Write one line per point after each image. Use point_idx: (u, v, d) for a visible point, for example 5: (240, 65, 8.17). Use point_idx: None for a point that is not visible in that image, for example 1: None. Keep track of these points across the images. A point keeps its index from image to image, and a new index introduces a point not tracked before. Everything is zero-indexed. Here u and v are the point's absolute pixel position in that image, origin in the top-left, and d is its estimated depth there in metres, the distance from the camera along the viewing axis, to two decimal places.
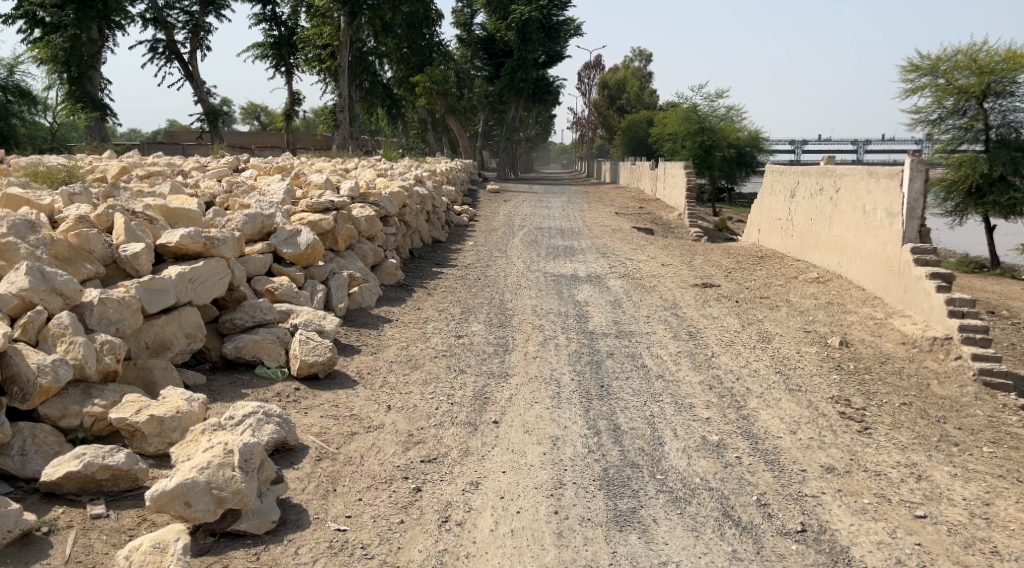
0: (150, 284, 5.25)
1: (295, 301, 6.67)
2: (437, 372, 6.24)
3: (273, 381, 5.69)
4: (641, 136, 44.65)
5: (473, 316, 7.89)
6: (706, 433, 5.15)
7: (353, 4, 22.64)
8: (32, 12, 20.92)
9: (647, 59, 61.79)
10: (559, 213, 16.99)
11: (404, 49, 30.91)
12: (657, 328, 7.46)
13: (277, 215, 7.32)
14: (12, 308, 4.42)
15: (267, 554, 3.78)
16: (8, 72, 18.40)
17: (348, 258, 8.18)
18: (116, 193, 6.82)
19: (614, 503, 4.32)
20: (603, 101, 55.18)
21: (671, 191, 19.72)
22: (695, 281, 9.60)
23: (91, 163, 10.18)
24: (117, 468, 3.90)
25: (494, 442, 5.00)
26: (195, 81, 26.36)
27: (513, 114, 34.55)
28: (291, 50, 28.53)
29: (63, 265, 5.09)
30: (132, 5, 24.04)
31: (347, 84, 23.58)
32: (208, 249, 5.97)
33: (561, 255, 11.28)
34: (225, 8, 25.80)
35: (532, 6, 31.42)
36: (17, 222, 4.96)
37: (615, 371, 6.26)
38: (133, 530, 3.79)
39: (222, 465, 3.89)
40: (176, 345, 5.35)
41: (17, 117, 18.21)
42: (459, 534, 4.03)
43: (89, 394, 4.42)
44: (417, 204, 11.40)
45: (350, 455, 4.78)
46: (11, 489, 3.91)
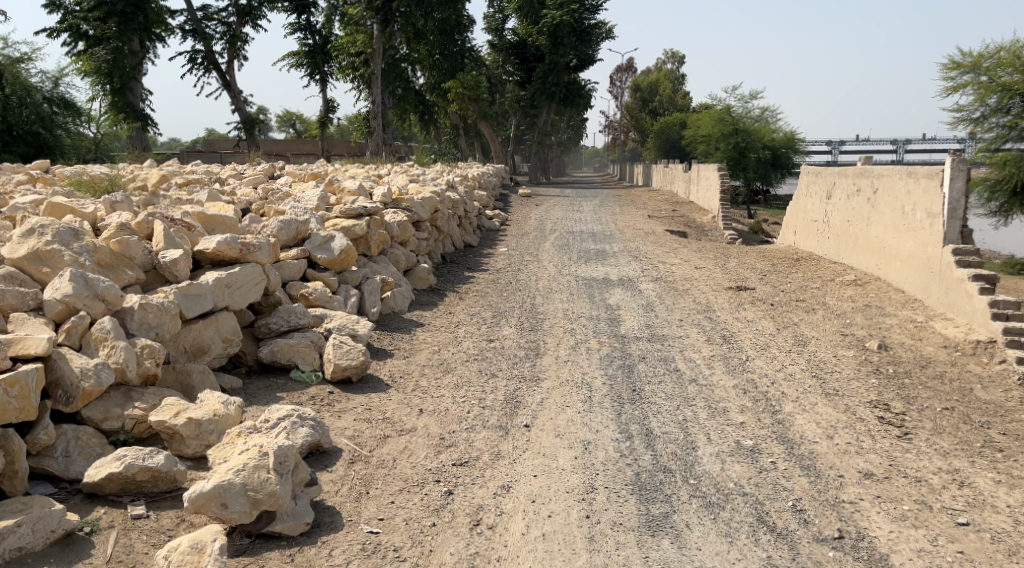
0: (188, 289, 5.36)
1: (329, 305, 6.74)
2: (469, 375, 6.26)
3: (308, 384, 5.77)
4: (674, 139, 44.46)
5: (505, 320, 7.91)
6: (740, 438, 5.10)
7: (386, 12, 23.19)
8: (76, 25, 21.59)
9: (680, 61, 61.35)
10: (590, 216, 16.94)
11: (436, 55, 31.27)
12: (690, 332, 7.42)
13: (311, 221, 7.42)
14: (57, 313, 4.56)
15: (301, 556, 3.83)
16: (53, 85, 18.90)
17: (381, 263, 8.25)
18: (156, 201, 6.98)
19: (647, 508, 4.29)
20: (636, 104, 54.91)
21: (705, 194, 19.56)
22: (728, 284, 9.51)
23: (132, 171, 10.43)
24: (157, 469, 3.99)
25: (525, 446, 5.01)
26: (232, 90, 26.81)
27: (545, 119, 34.64)
28: (325, 58, 28.88)
29: (105, 272, 5.24)
30: (172, 16, 24.55)
31: (380, 91, 23.80)
32: (244, 255, 6.08)
33: (593, 259, 11.26)
34: (262, 18, 26.20)
35: (564, 10, 31.43)
36: (62, 230, 5.09)
37: (648, 375, 6.22)
38: (172, 531, 3.87)
39: (258, 467, 3.95)
40: (214, 349, 5.46)
41: (62, 128, 18.77)
42: (491, 537, 4.04)
43: (131, 397, 4.52)
44: (448, 209, 11.48)
45: (384, 457, 4.82)
46: (55, 490, 4.01)
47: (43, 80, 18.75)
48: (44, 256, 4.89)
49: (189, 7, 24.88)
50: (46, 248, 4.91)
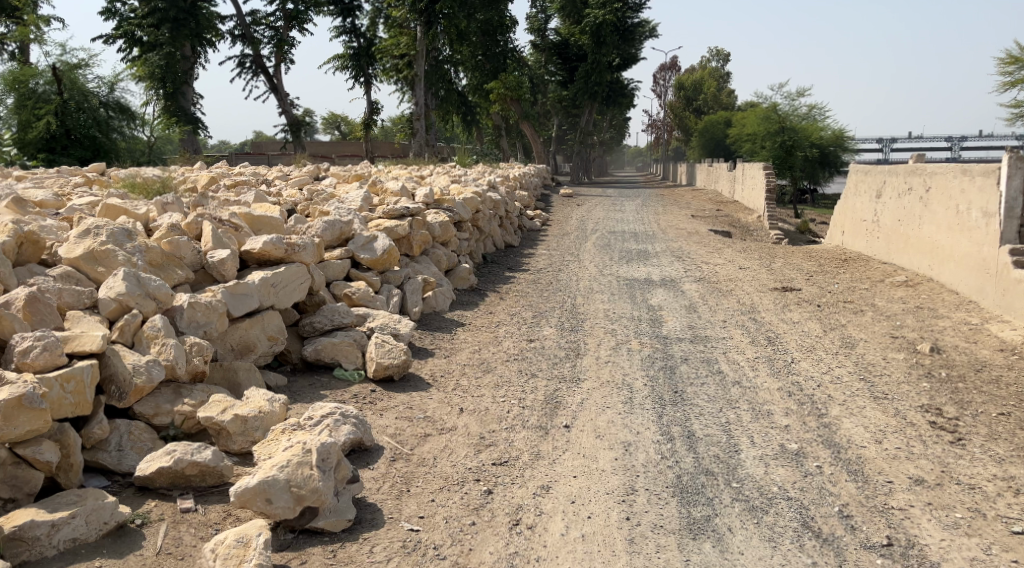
0: (235, 289, 5.49)
1: (371, 304, 6.81)
2: (509, 375, 6.28)
3: (350, 383, 5.84)
4: (719, 137, 43.96)
5: (545, 320, 7.90)
6: (785, 442, 5.01)
7: (430, 14, 23.37)
8: (131, 31, 22.37)
9: (725, 59, 60.60)
10: (632, 216, 16.81)
11: (478, 57, 31.31)
12: (734, 333, 7.32)
13: (355, 222, 7.51)
14: (111, 312, 4.69)
15: (343, 551, 3.88)
16: (110, 90, 19.36)
17: (423, 263, 8.32)
18: (205, 202, 7.15)
19: (687, 511, 4.24)
20: (679, 103, 54.35)
21: (750, 193, 19.28)
22: (774, 284, 9.36)
23: (182, 174, 10.70)
24: (204, 464, 4.08)
25: (565, 446, 5.00)
26: (279, 93, 27.30)
27: (587, 118, 34.54)
28: (369, 60, 29.20)
29: (156, 271, 5.39)
30: (221, 22, 25.11)
31: (423, 92, 23.97)
32: (289, 256, 6.19)
33: (635, 259, 11.18)
34: (308, 21, 26.64)
35: (606, 9, 31.11)
36: (116, 231, 5.25)
37: (691, 376, 6.15)
38: (219, 525, 3.95)
39: (301, 464, 4.02)
40: (259, 347, 5.56)
41: (117, 132, 19.33)
42: (530, 537, 4.04)
43: (180, 394, 4.64)
44: (490, 209, 11.52)
45: (424, 456, 4.86)
46: (108, 483, 4.13)
47: (100, 86, 19.30)
48: (99, 256, 5.04)
49: (239, 13, 25.41)
50: (101, 248, 5.05)
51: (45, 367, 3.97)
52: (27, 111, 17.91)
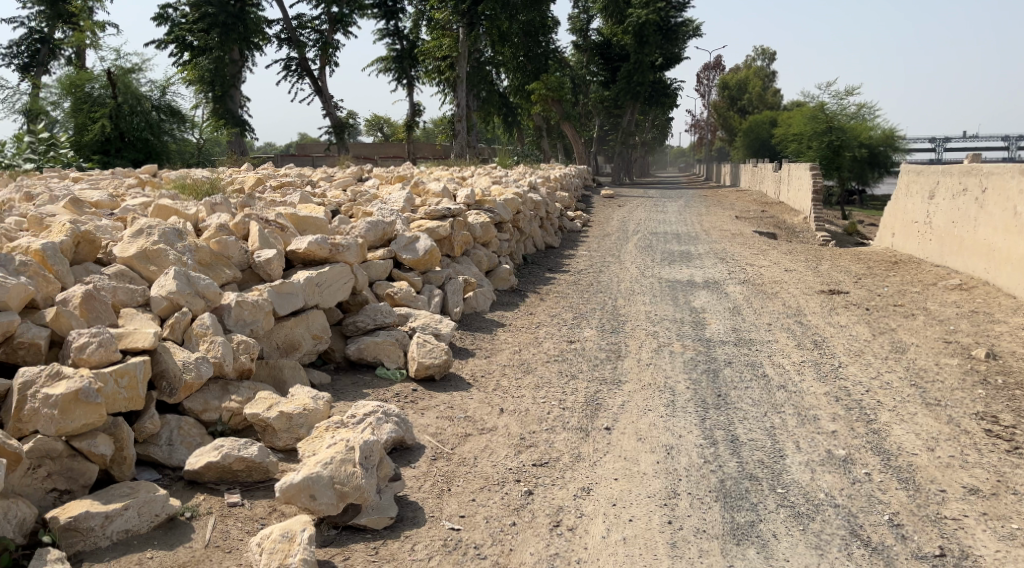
0: (281, 288, 5.59)
1: (413, 304, 6.87)
2: (550, 377, 6.26)
3: (392, 381, 5.89)
4: (764, 138, 43.37)
5: (586, 322, 7.87)
6: (832, 447, 4.92)
7: (472, 15, 23.47)
8: (182, 36, 23.02)
9: (771, 58, 59.68)
10: (675, 217, 16.65)
11: (520, 58, 31.05)
12: (779, 336, 7.20)
13: (397, 223, 7.57)
14: (162, 310, 4.81)
15: (385, 549, 3.91)
16: (161, 93, 19.86)
17: (464, 264, 8.37)
18: (252, 203, 7.29)
19: (732, 516, 4.19)
20: (724, 103, 53.67)
21: (796, 194, 18.93)
22: (821, 287, 9.19)
23: (231, 175, 10.94)
24: (251, 460, 4.16)
25: (607, 448, 4.97)
26: (324, 96, 27.70)
27: (629, 118, 34.28)
28: (412, 62, 29.44)
29: (205, 271, 5.52)
30: (268, 26, 25.58)
31: (465, 94, 24.08)
32: (333, 256, 6.28)
33: (677, 260, 11.08)
34: (352, 24, 26.98)
35: (649, 9, 30.85)
36: (167, 231, 5.39)
37: (735, 380, 6.07)
38: (265, 519, 4.02)
39: (344, 461, 4.07)
40: (304, 346, 5.65)
41: (169, 135, 19.83)
42: (571, 539, 4.03)
43: (228, 390, 4.74)
44: (531, 211, 11.53)
45: (465, 456, 4.88)
46: (159, 476, 4.23)
47: (152, 89, 19.82)
48: (152, 255, 5.17)
49: (285, 17, 25.88)
50: (153, 247, 5.19)
51: (100, 362, 4.09)
52: (84, 115, 18.50)
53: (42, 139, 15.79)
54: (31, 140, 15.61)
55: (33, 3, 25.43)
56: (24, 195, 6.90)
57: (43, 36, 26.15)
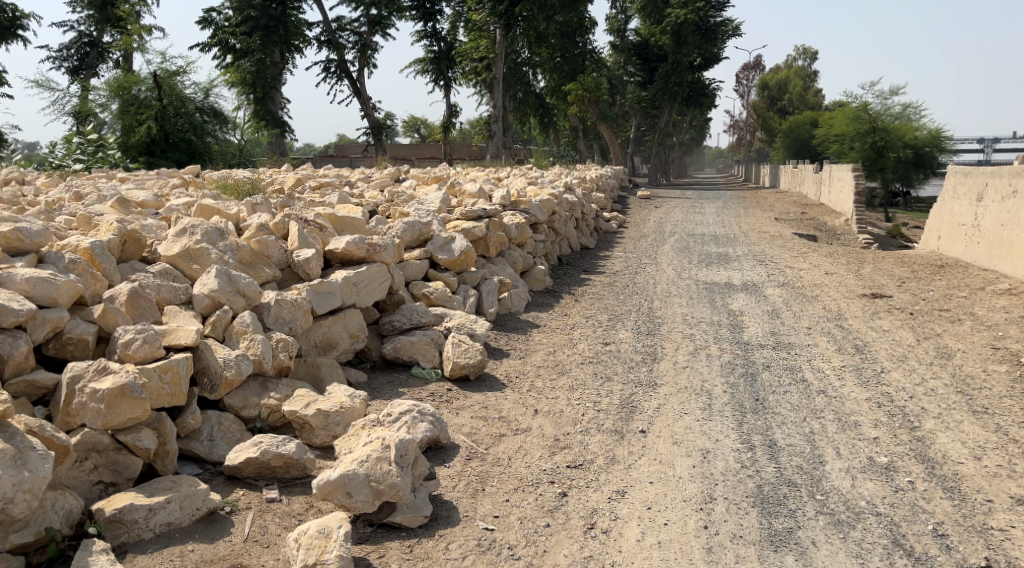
0: (319, 287, 5.66)
1: (449, 304, 6.91)
2: (584, 378, 6.25)
3: (428, 381, 5.93)
4: (805, 139, 42.76)
5: (621, 324, 7.84)
6: (874, 454, 4.83)
7: (509, 16, 23.46)
8: (225, 39, 23.48)
9: (812, 57, 58.78)
10: (713, 219, 16.49)
11: (557, 59, 30.95)
12: (819, 340, 7.08)
13: (434, 223, 7.60)
14: (204, 307, 4.91)
15: (420, 547, 3.94)
16: (204, 95, 20.27)
17: (499, 264, 8.39)
18: (292, 204, 7.39)
19: (769, 522, 4.13)
20: (764, 103, 53.02)
21: (838, 196, 18.60)
22: (863, 291, 9.01)
23: (270, 175, 11.09)
24: (289, 457, 4.22)
25: (642, 451, 4.94)
26: (362, 97, 27.97)
27: (666, 119, 33.99)
28: (449, 64, 29.57)
29: (246, 269, 5.62)
30: (309, 29, 25.91)
31: (502, 95, 24.12)
32: (371, 255, 6.33)
33: (715, 262, 10.97)
34: (391, 26, 27.21)
35: (688, 9, 30.60)
36: (209, 230, 5.50)
37: (773, 384, 5.99)
38: (302, 515, 4.08)
39: (380, 459, 4.11)
40: (341, 344, 5.72)
41: (211, 136, 20.19)
42: (605, 542, 4.01)
43: (267, 387, 4.82)
44: (566, 212, 11.52)
45: (499, 456, 4.90)
46: (201, 470, 4.31)
47: (196, 91, 20.23)
48: (195, 254, 5.28)
49: (325, 19, 26.21)
50: (196, 246, 5.30)
51: (145, 358, 4.18)
52: (131, 116, 18.93)
53: (91, 140, 16.18)
54: (80, 140, 16.00)
55: (82, 7, 26.13)
56: (74, 194, 7.09)
57: (92, 39, 26.84)
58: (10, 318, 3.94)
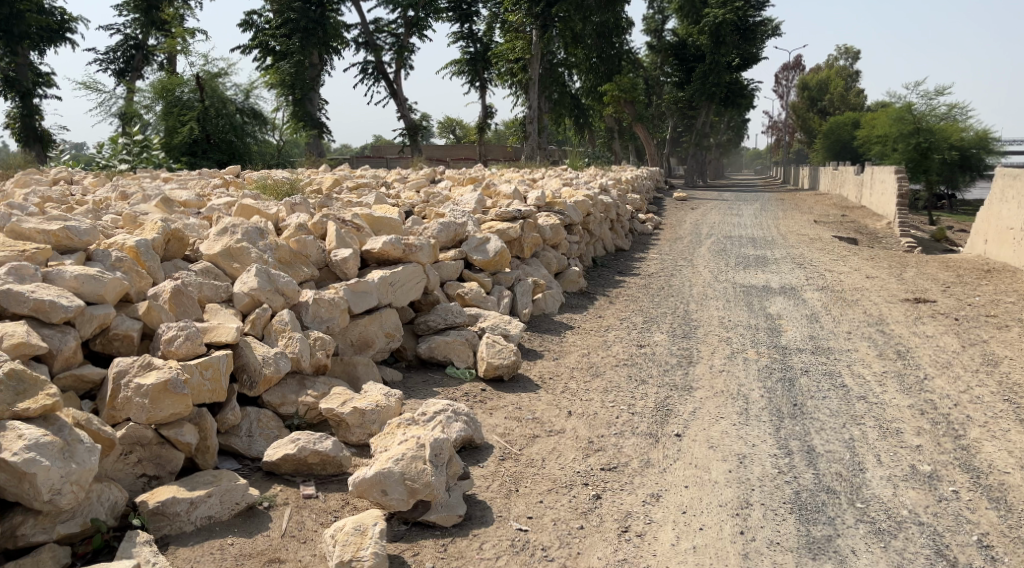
0: (356, 287, 5.72)
1: (483, 305, 6.93)
2: (618, 381, 6.22)
3: (462, 381, 5.95)
4: (846, 140, 42.06)
5: (656, 326, 7.78)
6: (916, 462, 4.73)
7: (546, 17, 23.43)
8: (266, 42, 23.99)
9: (854, 57, 57.81)
10: (751, 221, 16.31)
11: (593, 59, 30.89)
12: (860, 346, 6.96)
13: (469, 224, 7.63)
14: (244, 305, 4.99)
15: (454, 546, 3.96)
16: (245, 96, 20.61)
17: (533, 265, 8.40)
18: (329, 204, 7.47)
19: (808, 529, 4.08)
20: (803, 104, 52.31)
21: (880, 198, 18.27)
22: (905, 296, 8.83)
23: (308, 176, 11.23)
24: (325, 454, 4.26)
25: (677, 455, 4.90)
26: (399, 99, 28.20)
27: (704, 119, 33.69)
28: (485, 65, 29.66)
29: (285, 268, 5.70)
30: (347, 30, 26.21)
31: (537, 96, 24.09)
32: (407, 256, 6.38)
33: (752, 265, 10.86)
34: (428, 27, 27.38)
35: (726, 8, 30.33)
36: (250, 229, 5.59)
37: (811, 390, 5.90)
38: (338, 512, 4.12)
39: (415, 458, 4.13)
40: (377, 343, 5.77)
41: (251, 137, 20.53)
42: (639, 545, 3.99)
43: (304, 384, 4.88)
44: (601, 213, 11.49)
45: (533, 457, 4.90)
46: (239, 466, 4.38)
47: (237, 93, 20.57)
48: (235, 253, 5.37)
49: (362, 21, 26.47)
50: (237, 245, 5.39)
51: (187, 355, 4.27)
52: (174, 118, 19.33)
53: (136, 141, 16.56)
54: (126, 141, 16.38)
55: (128, 11, 26.76)
56: (120, 193, 7.26)
57: (137, 42, 27.46)
58: (59, 313, 4.05)
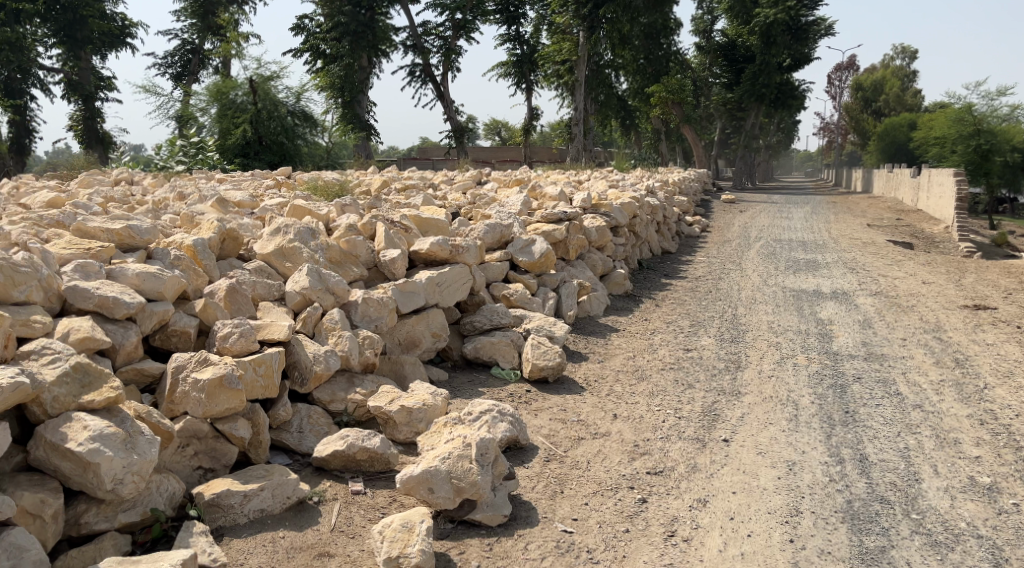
0: (403, 287, 5.79)
1: (529, 306, 6.94)
2: (664, 385, 6.17)
3: (507, 381, 5.97)
4: (901, 141, 41.05)
5: (703, 330, 7.69)
6: (975, 474, 4.59)
7: (593, 19, 23.32)
8: (316, 45, 24.53)
9: (912, 57, 56.34)
10: (801, 224, 16.00)
11: (640, 60, 30.66)
12: (915, 353, 6.78)
13: (515, 225, 7.65)
14: (296, 304, 5.09)
15: (499, 546, 3.98)
16: (295, 99, 20.95)
17: (578, 267, 8.38)
18: (378, 205, 7.57)
19: (860, 539, 3.99)
20: (857, 104, 51.11)
21: (937, 201, 17.78)
22: (964, 302, 8.57)
23: (357, 178, 11.38)
24: (374, 451, 4.32)
25: (725, 460, 4.85)
26: (445, 101, 28.39)
27: (753, 121, 33.18)
28: (531, 67, 29.67)
29: (336, 268, 5.80)
30: (395, 33, 26.47)
31: (584, 97, 24.07)
32: (454, 256, 6.42)
33: (803, 269, 10.64)
34: (475, 30, 27.50)
35: (778, 8, 29.79)
36: (302, 230, 5.70)
37: (864, 397, 5.77)
38: (385, 508, 4.18)
39: (461, 457, 4.17)
40: (424, 343, 5.83)
41: (302, 139, 20.84)
42: (686, 551, 3.96)
43: (353, 382, 4.95)
44: (647, 215, 11.41)
45: (578, 459, 4.89)
46: (290, 461, 4.46)
47: (288, 96, 20.94)
48: (288, 252, 5.49)
49: (411, 24, 26.71)
50: (289, 245, 5.50)
51: (241, 351, 4.38)
52: (228, 119, 19.82)
53: (193, 142, 17.02)
54: (182, 143, 16.84)
55: (185, 16, 27.52)
56: (178, 193, 7.48)
57: (194, 47, 28.23)
58: (122, 309, 4.19)
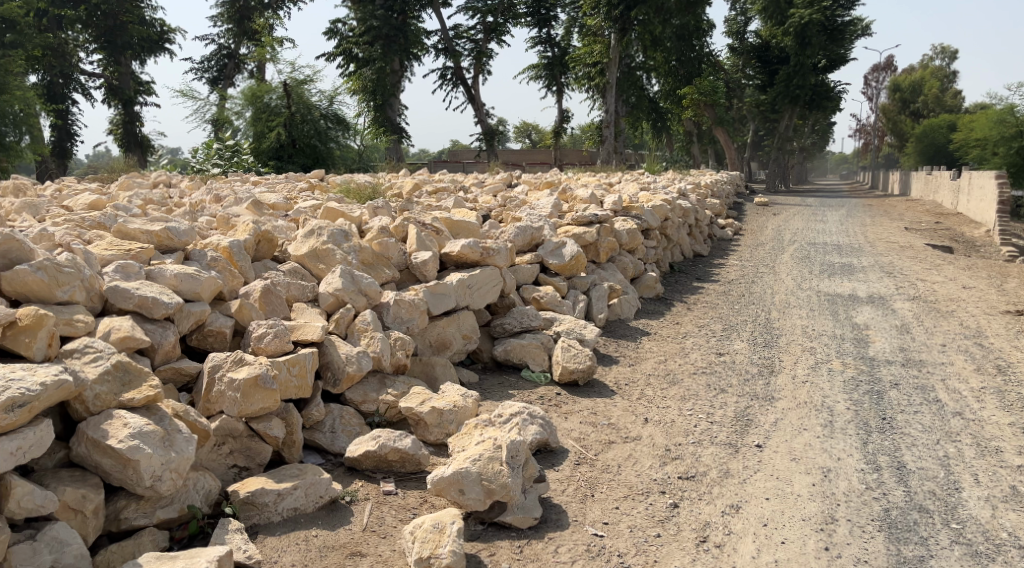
0: (435, 288, 5.82)
1: (559, 309, 6.93)
2: (696, 389, 6.11)
3: (537, 384, 5.97)
4: (941, 143, 40.34)
5: (735, 334, 7.62)
6: (1017, 484, 4.48)
7: (624, 20, 23.14)
8: (349, 49, 24.54)
9: (952, 57, 55.35)
10: (836, 227, 15.78)
11: (672, 62, 30.44)
12: (954, 359, 6.65)
13: (545, 228, 7.64)
14: (329, 305, 5.14)
15: (529, 548, 3.97)
16: (328, 102, 21.16)
17: (609, 270, 8.35)
18: (410, 207, 7.62)
19: (898, 549, 3.92)
20: (894, 106, 50.26)
21: (977, 204, 17.43)
22: (1005, 307, 8.39)
23: (389, 180, 11.49)
24: (405, 451, 4.34)
25: (758, 467, 4.79)
26: (476, 103, 28.48)
27: (787, 123, 32.80)
28: (562, 70, 29.66)
29: (368, 269, 5.84)
30: (427, 37, 26.65)
31: (615, 100, 24.01)
32: (485, 259, 6.43)
33: (838, 273, 10.50)
34: (507, 33, 27.52)
35: (813, 8, 29.43)
36: (335, 232, 5.75)
37: (901, 404, 5.66)
38: (416, 509, 4.20)
39: (492, 458, 4.17)
40: (455, 344, 5.84)
41: (334, 142, 20.93)
42: (718, 557, 3.92)
43: (385, 384, 4.99)
44: (679, 218, 11.34)
45: (608, 462, 4.87)
46: (322, 460, 4.51)
47: (321, 99, 21.18)
48: (321, 254, 5.55)
49: (443, 27, 26.85)
50: (323, 247, 5.57)
51: (276, 351, 4.44)
52: (263, 123, 20.12)
53: (228, 145, 17.23)
54: (218, 146, 17.10)
55: (222, 21, 27.92)
56: (213, 196, 7.61)
57: (230, 51, 28.67)
58: (160, 309, 4.26)
